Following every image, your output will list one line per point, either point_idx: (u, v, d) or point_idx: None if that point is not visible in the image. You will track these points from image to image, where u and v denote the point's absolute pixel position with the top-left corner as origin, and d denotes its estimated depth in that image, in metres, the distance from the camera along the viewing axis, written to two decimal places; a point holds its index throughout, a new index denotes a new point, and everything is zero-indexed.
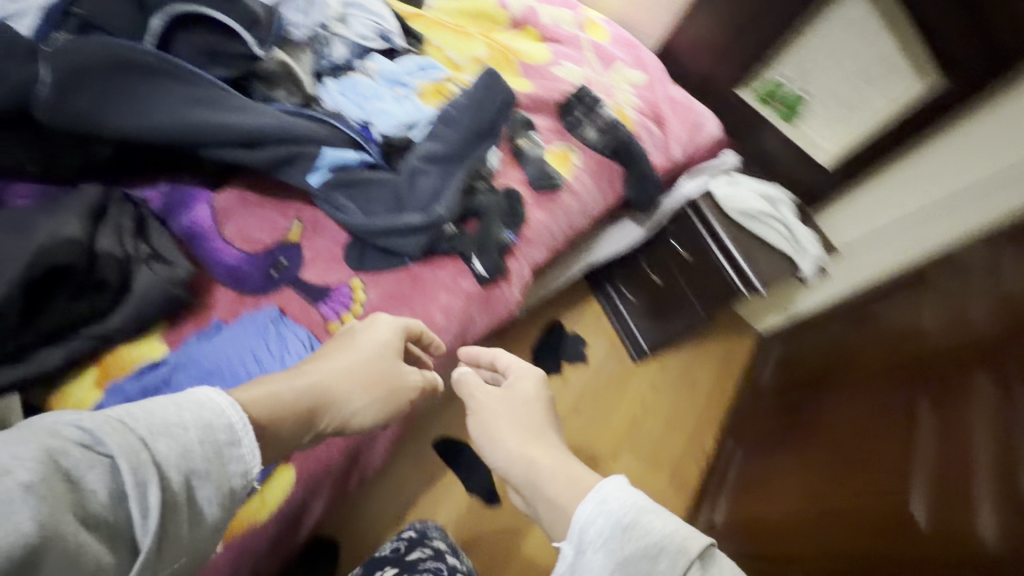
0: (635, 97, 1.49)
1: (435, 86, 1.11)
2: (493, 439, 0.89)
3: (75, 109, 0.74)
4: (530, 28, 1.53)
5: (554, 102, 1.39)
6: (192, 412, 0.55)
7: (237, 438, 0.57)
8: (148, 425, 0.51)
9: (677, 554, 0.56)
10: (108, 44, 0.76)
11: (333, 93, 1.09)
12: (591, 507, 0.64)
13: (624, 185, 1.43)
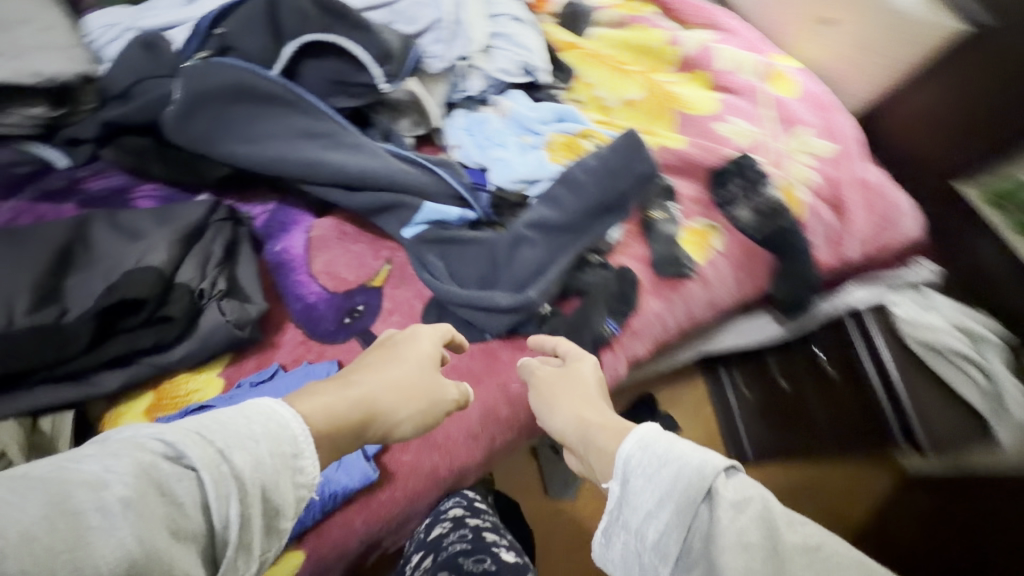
0: (814, 172, 1.21)
1: (568, 139, 0.95)
2: (551, 404, 0.78)
3: (196, 126, 0.73)
4: (700, 72, 1.32)
5: (708, 167, 1.16)
6: (259, 424, 0.52)
7: (300, 447, 0.54)
8: (224, 437, 0.49)
9: (709, 471, 0.56)
10: (238, 69, 0.74)
11: (456, 128, 1.01)
12: (630, 444, 0.64)
13: (772, 280, 1.16)
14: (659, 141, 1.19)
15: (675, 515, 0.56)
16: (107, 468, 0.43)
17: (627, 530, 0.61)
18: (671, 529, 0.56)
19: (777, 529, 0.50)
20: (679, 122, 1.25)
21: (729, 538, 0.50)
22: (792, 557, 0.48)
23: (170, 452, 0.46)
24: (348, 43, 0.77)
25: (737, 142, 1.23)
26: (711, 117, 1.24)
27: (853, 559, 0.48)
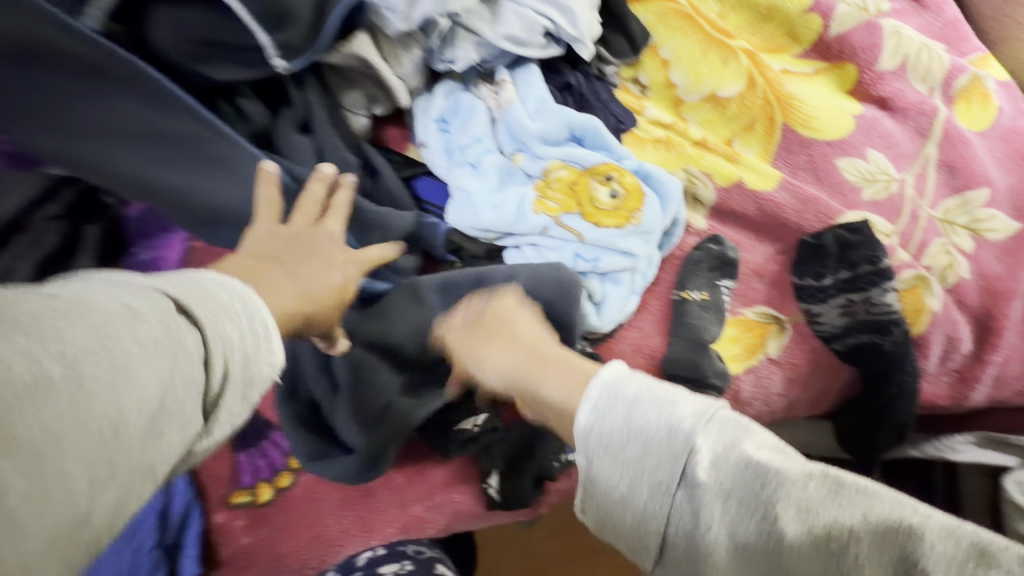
0: (968, 263, 0.81)
1: (574, 178, 0.66)
2: (478, 359, 0.57)
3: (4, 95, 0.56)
4: (846, 66, 0.87)
5: (804, 229, 0.78)
6: (228, 291, 0.36)
7: (263, 316, 0.37)
8: (192, 287, 0.35)
9: (681, 441, 0.41)
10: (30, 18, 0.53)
11: (420, 115, 0.69)
12: (583, 416, 0.45)
13: (838, 402, 0.81)
14: (740, 174, 0.80)
15: (649, 493, 0.42)
16: (121, 302, 0.30)
17: (598, 506, 0.45)
18: (649, 514, 0.43)
19: (775, 516, 0.38)
20: (781, 144, 0.83)
21: (720, 539, 0.39)
22: (777, 502, 0.38)
23: (155, 295, 0.32)
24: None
25: (865, 194, 0.82)
26: (835, 146, 0.83)
27: (841, 492, 0.39)
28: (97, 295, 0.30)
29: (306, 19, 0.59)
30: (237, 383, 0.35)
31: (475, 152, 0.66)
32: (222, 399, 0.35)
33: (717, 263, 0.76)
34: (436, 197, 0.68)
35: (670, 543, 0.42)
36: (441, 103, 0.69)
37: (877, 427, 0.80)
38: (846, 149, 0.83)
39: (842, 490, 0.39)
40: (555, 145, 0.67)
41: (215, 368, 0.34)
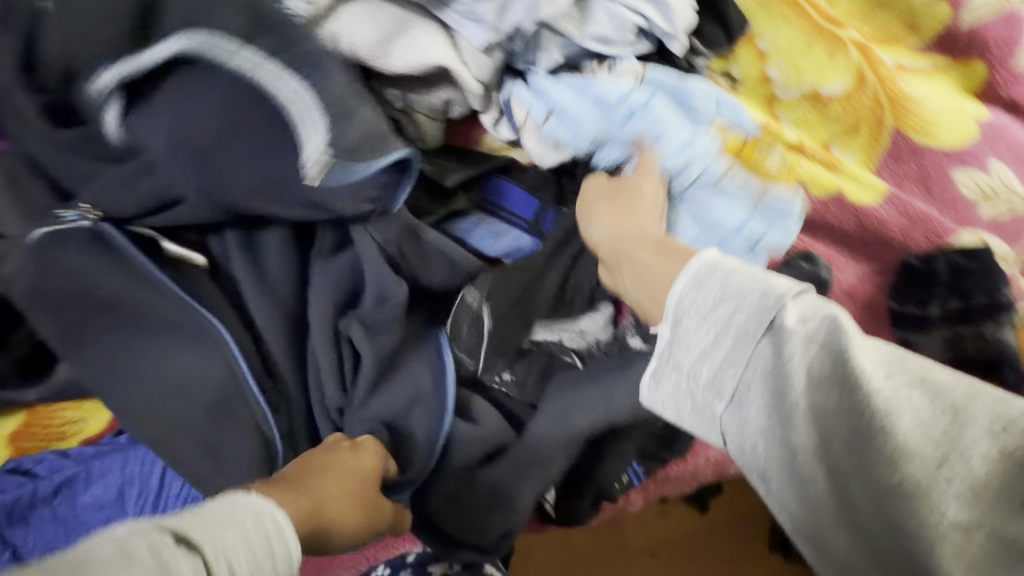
0: None
1: (701, 174, 0.61)
2: (591, 218, 0.59)
3: (24, 279, 0.52)
4: (974, 62, 0.76)
5: (908, 250, 0.70)
6: (246, 511, 0.35)
7: (279, 533, 0.36)
8: (205, 519, 0.34)
9: (773, 303, 0.39)
10: (75, 236, 0.54)
11: (541, 74, 0.62)
12: (680, 285, 0.43)
13: None
14: (840, 183, 0.72)
15: (731, 359, 0.40)
16: (119, 554, 0.30)
17: (678, 374, 0.42)
18: (732, 385, 0.40)
19: (862, 382, 0.34)
20: (888, 150, 0.74)
21: (798, 402, 0.36)
22: (873, 381, 0.34)
23: (168, 539, 0.32)
24: (292, 103, 0.53)
25: (983, 211, 0.73)
26: (953, 155, 0.74)
27: (948, 392, 0.34)
28: (100, 544, 0.30)
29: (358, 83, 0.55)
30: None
31: (603, 120, 0.60)
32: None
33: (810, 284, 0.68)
34: (516, 203, 0.64)
35: (746, 408, 0.39)
36: (544, 92, 0.61)
37: None
38: (965, 159, 0.73)
39: (927, 380, 0.34)
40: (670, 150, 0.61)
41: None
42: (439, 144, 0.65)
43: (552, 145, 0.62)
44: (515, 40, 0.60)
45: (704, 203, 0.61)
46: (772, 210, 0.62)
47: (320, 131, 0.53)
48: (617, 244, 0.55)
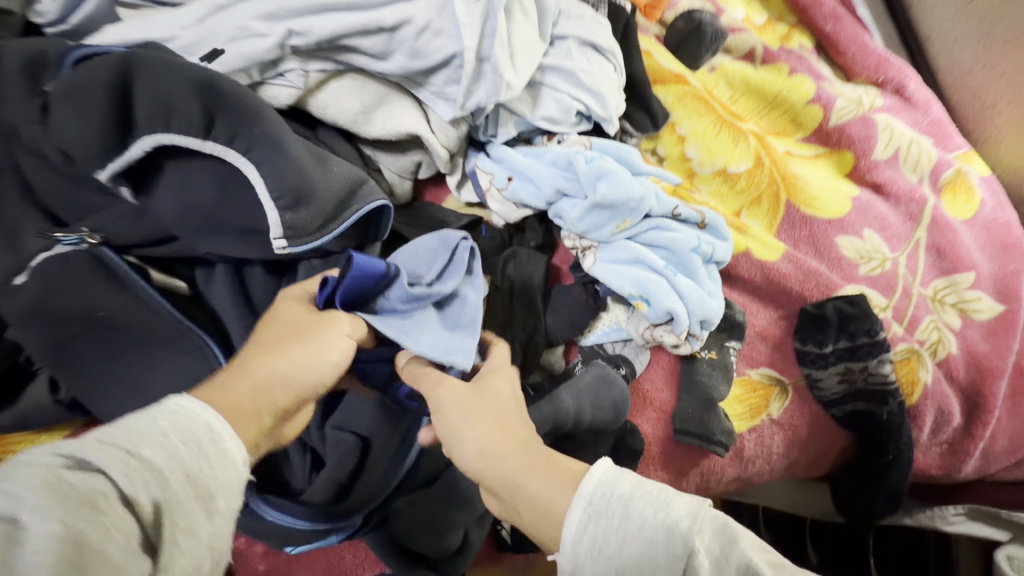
0: (956, 343, 0.87)
1: (629, 222, 0.68)
2: (455, 442, 0.51)
3: (22, 295, 0.50)
4: (843, 153, 0.96)
5: (805, 301, 0.84)
6: (169, 420, 0.38)
7: (221, 435, 0.39)
8: (127, 436, 0.36)
9: (681, 545, 0.39)
10: (62, 258, 0.52)
11: (502, 145, 0.73)
12: (576, 516, 0.42)
13: (832, 465, 0.88)
14: (747, 244, 0.85)
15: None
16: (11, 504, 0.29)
17: None
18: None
19: None
20: (785, 219, 0.90)
21: None
22: None
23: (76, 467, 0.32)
24: (226, 151, 0.53)
25: (861, 270, 0.88)
26: (836, 225, 0.90)
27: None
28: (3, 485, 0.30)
29: (323, 193, 0.56)
30: (180, 503, 0.36)
31: (550, 178, 0.70)
32: (169, 530, 0.35)
33: (725, 329, 0.80)
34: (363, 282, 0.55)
35: None
36: (505, 161, 0.73)
37: (872, 490, 0.85)
38: (844, 228, 0.90)
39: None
40: (602, 223, 0.68)
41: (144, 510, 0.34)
42: (410, 200, 0.75)
43: (516, 202, 0.72)
44: (477, 118, 0.70)
45: (633, 252, 0.67)
46: (694, 255, 0.67)
47: (255, 177, 0.53)
48: (485, 463, 0.50)
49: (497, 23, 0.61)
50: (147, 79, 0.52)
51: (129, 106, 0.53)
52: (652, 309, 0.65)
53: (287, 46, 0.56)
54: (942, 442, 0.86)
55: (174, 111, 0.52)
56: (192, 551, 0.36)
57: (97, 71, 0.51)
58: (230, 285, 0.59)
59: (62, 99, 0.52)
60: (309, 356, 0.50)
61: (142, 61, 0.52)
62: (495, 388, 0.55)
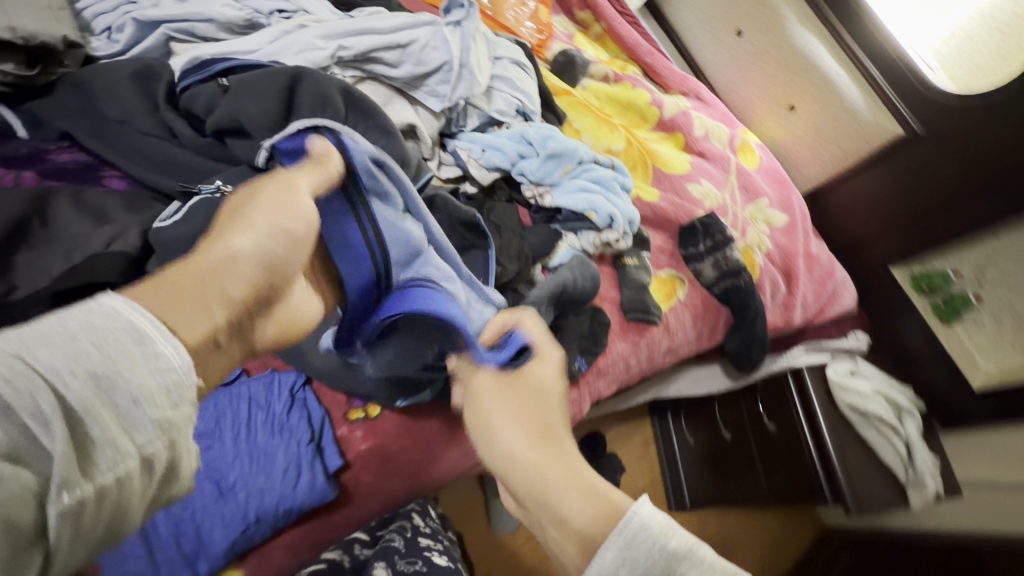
0: (770, 240, 1.35)
1: (568, 167, 1.02)
2: (494, 435, 0.64)
3: (186, 226, 0.65)
4: (676, 134, 1.43)
5: (679, 223, 1.25)
6: (92, 312, 0.38)
7: (150, 337, 0.39)
8: (23, 340, 0.35)
9: None
10: (208, 202, 0.66)
11: (471, 131, 1.02)
12: (611, 556, 0.48)
13: (725, 334, 1.28)
14: (638, 192, 1.25)
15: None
16: None
17: None
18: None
19: None
20: (654, 177, 1.33)
21: None
22: None
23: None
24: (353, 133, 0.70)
25: (706, 203, 1.32)
26: (685, 177, 1.34)
27: None
28: None
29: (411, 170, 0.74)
30: (86, 410, 0.35)
31: (512, 146, 0.99)
32: (81, 434, 0.35)
33: (639, 245, 1.16)
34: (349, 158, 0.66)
35: None
36: (474, 140, 1.00)
37: (750, 342, 1.24)
38: (691, 178, 1.35)
39: None
40: (550, 171, 1.01)
41: (52, 426, 0.33)
42: None
43: (490, 167, 0.99)
44: (453, 111, 0.97)
45: (576, 186, 1.01)
46: (613, 182, 1.03)
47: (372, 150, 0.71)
48: (513, 455, 0.61)
49: (469, 44, 0.93)
50: (308, 83, 0.69)
51: (289, 98, 0.69)
52: (600, 215, 0.98)
53: (336, 57, 0.81)
54: (780, 304, 1.31)
55: (327, 106, 0.69)
56: (115, 453, 0.36)
57: (274, 74, 0.68)
58: None
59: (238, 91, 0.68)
60: (260, 255, 0.54)
61: (308, 73, 0.69)
62: (539, 381, 0.68)
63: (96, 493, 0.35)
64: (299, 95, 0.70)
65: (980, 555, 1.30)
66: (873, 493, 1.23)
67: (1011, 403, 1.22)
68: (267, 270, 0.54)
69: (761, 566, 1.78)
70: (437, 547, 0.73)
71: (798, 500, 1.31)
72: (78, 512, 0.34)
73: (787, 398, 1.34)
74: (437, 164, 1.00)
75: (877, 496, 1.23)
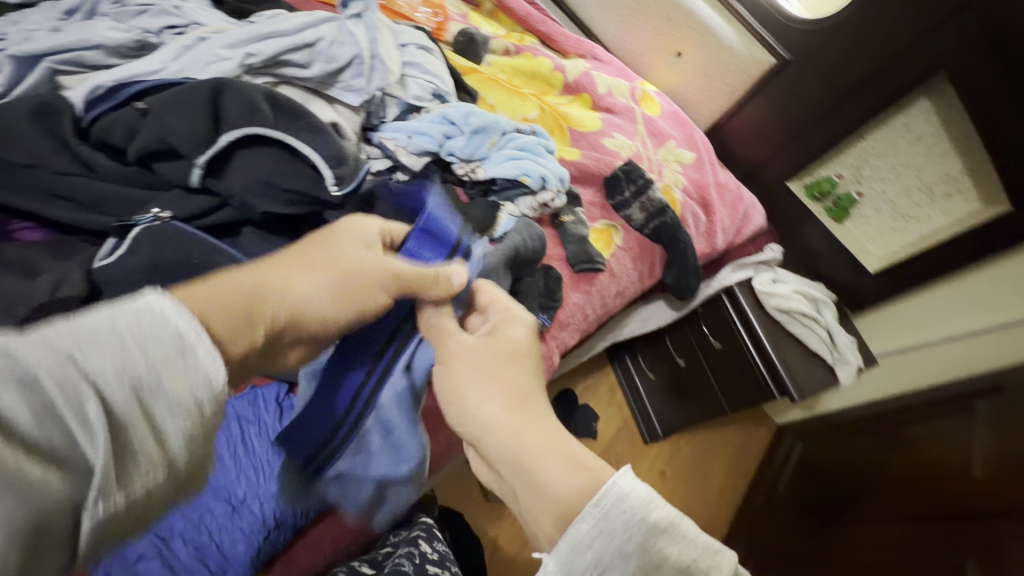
0: (683, 177, 1.48)
1: (494, 140, 1.07)
2: (463, 399, 0.62)
3: (139, 258, 0.65)
4: (583, 95, 1.51)
5: (603, 175, 1.34)
6: (136, 312, 0.38)
7: (191, 345, 0.39)
8: (75, 340, 0.35)
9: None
10: (152, 233, 0.66)
11: (392, 121, 1.04)
12: (587, 527, 0.49)
13: (663, 268, 1.38)
14: (561, 154, 1.32)
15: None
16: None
17: None
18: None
19: None
20: (571, 137, 1.41)
21: None
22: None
23: (12, 372, 0.31)
24: (285, 137, 0.72)
25: (622, 154, 1.42)
26: (598, 133, 1.43)
27: None
28: None
29: (351, 166, 0.75)
30: (123, 420, 0.35)
31: (436, 128, 1.02)
32: (118, 441, 0.35)
33: (572, 202, 1.23)
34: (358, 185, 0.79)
35: None
36: (396, 128, 1.02)
37: (686, 272, 1.35)
38: (605, 133, 1.44)
39: None
40: (478, 146, 1.05)
41: (97, 437, 0.33)
42: None
43: (418, 151, 1.01)
44: (371, 103, 0.98)
45: (505, 155, 1.06)
46: (537, 146, 1.10)
47: (308, 151, 0.72)
48: (500, 428, 0.59)
49: (375, 34, 0.94)
50: (230, 94, 0.70)
51: (214, 112, 0.69)
52: (533, 178, 1.04)
53: (245, 65, 0.80)
54: (704, 231, 1.45)
55: (255, 114, 0.70)
56: (143, 466, 0.36)
57: (194, 89, 0.68)
58: (258, 236, 0.76)
59: (161, 114, 0.67)
60: (311, 289, 0.54)
61: (228, 85, 0.70)
62: (513, 343, 0.66)
63: (124, 502, 0.35)
64: (222, 107, 0.70)
65: (897, 409, 1.54)
66: (812, 379, 1.41)
67: (904, 276, 1.44)
68: (307, 308, 0.53)
69: (732, 472, 1.99)
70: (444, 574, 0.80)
71: (751, 402, 1.47)
72: (111, 519, 0.34)
73: (724, 314, 1.50)
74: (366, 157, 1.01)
75: (814, 380, 1.41)
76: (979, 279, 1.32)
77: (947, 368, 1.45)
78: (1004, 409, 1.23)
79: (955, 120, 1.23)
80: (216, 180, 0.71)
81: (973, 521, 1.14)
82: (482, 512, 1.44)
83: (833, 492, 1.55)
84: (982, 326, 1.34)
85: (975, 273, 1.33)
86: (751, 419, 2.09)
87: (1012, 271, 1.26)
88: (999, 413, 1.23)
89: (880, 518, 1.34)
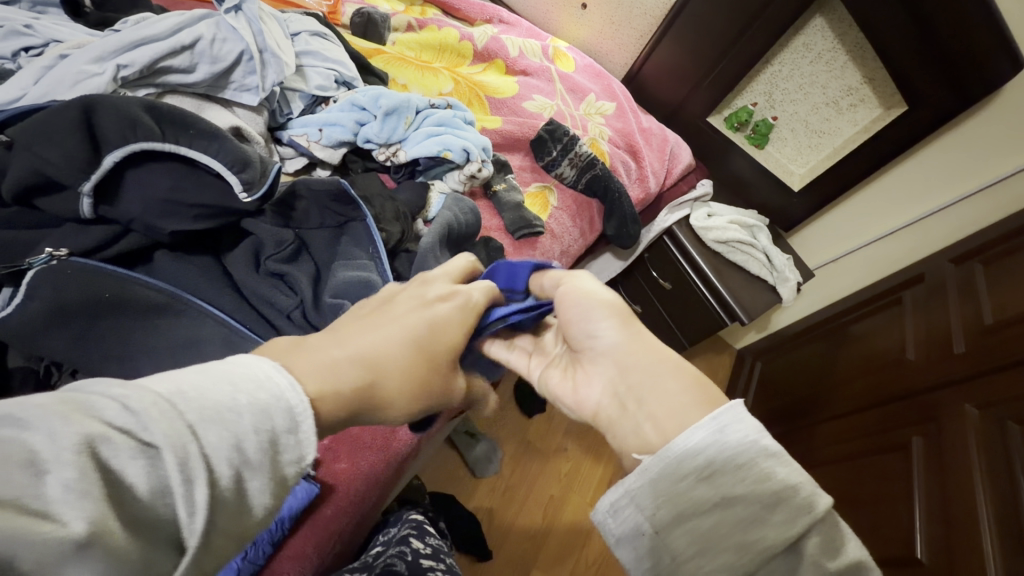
0: (607, 128, 1.50)
1: (409, 119, 1.04)
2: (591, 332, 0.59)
3: (41, 302, 0.60)
4: (496, 61, 1.49)
5: (528, 139, 1.34)
6: (257, 387, 0.39)
7: (298, 423, 0.40)
8: (198, 408, 0.34)
9: (794, 505, 0.44)
10: (48, 274, 0.62)
11: (299, 115, 0.99)
12: (704, 434, 0.48)
13: (603, 221, 1.40)
14: (483, 123, 1.30)
15: (738, 520, 0.45)
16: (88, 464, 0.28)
17: (690, 482, 0.47)
18: (716, 537, 0.45)
19: None
20: (490, 106, 1.39)
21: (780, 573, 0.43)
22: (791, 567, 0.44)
23: (141, 438, 0.31)
24: (178, 147, 0.68)
25: (544, 115, 1.42)
26: (517, 97, 1.42)
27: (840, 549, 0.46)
28: (76, 425, 0.29)
29: (258, 168, 0.71)
30: (222, 502, 0.34)
31: (347, 116, 0.98)
32: (212, 522, 0.34)
33: (502, 170, 1.22)
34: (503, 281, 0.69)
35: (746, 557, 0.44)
36: (303, 124, 0.98)
37: (625, 220, 1.37)
38: (523, 97, 1.43)
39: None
40: (393, 127, 1.01)
41: (196, 518, 0.32)
42: None
43: (333, 144, 0.97)
44: (272, 101, 0.93)
45: (424, 133, 1.03)
46: (455, 120, 1.08)
47: (206, 159, 0.68)
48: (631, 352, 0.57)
49: (259, 26, 0.89)
50: (105, 110, 0.64)
51: (92, 131, 0.64)
52: (455, 151, 1.02)
53: (119, 79, 0.75)
54: (636, 179, 1.48)
55: (138, 127, 0.65)
56: (222, 544, 0.35)
57: (62, 109, 0.62)
58: (173, 258, 0.73)
59: (29, 144, 0.62)
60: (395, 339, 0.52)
61: (101, 100, 0.64)
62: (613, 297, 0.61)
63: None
64: (99, 125, 0.64)
65: (838, 314, 1.65)
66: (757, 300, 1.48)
67: (826, 188, 1.52)
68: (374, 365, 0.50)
69: None
70: (439, 569, 0.83)
71: (707, 333, 1.54)
72: None
73: (669, 255, 1.55)
74: (279, 159, 0.98)
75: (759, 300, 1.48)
76: (906, 172, 1.40)
77: (878, 267, 1.55)
78: (940, 289, 1.31)
79: (848, 32, 1.30)
80: (110, 206, 0.67)
81: (920, 397, 1.22)
82: (471, 488, 1.46)
83: (795, 399, 1.66)
84: (910, 219, 1.43)
85: (902, 165, 1.40)
86: (713, 349, 2.19)
87: (934, 158, 1.33)
88: (935, 291, 1.32)
89: (838, 414, 1.44)
